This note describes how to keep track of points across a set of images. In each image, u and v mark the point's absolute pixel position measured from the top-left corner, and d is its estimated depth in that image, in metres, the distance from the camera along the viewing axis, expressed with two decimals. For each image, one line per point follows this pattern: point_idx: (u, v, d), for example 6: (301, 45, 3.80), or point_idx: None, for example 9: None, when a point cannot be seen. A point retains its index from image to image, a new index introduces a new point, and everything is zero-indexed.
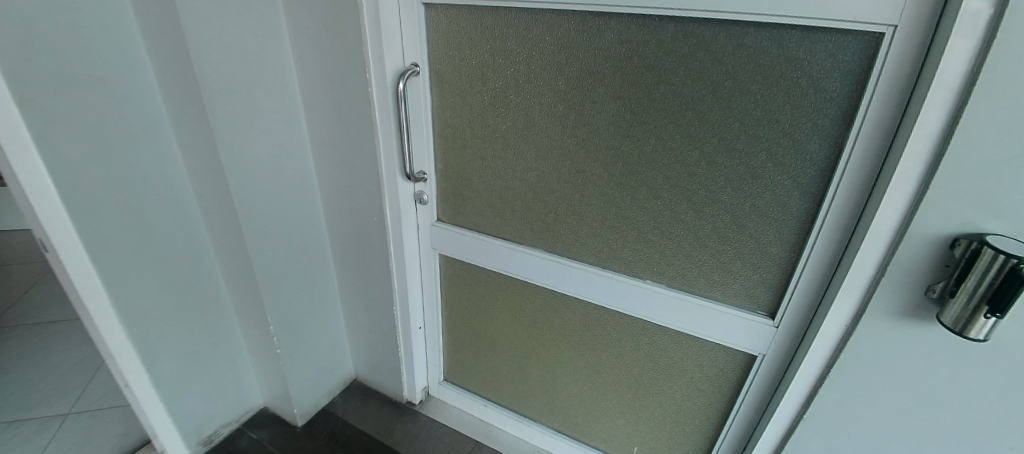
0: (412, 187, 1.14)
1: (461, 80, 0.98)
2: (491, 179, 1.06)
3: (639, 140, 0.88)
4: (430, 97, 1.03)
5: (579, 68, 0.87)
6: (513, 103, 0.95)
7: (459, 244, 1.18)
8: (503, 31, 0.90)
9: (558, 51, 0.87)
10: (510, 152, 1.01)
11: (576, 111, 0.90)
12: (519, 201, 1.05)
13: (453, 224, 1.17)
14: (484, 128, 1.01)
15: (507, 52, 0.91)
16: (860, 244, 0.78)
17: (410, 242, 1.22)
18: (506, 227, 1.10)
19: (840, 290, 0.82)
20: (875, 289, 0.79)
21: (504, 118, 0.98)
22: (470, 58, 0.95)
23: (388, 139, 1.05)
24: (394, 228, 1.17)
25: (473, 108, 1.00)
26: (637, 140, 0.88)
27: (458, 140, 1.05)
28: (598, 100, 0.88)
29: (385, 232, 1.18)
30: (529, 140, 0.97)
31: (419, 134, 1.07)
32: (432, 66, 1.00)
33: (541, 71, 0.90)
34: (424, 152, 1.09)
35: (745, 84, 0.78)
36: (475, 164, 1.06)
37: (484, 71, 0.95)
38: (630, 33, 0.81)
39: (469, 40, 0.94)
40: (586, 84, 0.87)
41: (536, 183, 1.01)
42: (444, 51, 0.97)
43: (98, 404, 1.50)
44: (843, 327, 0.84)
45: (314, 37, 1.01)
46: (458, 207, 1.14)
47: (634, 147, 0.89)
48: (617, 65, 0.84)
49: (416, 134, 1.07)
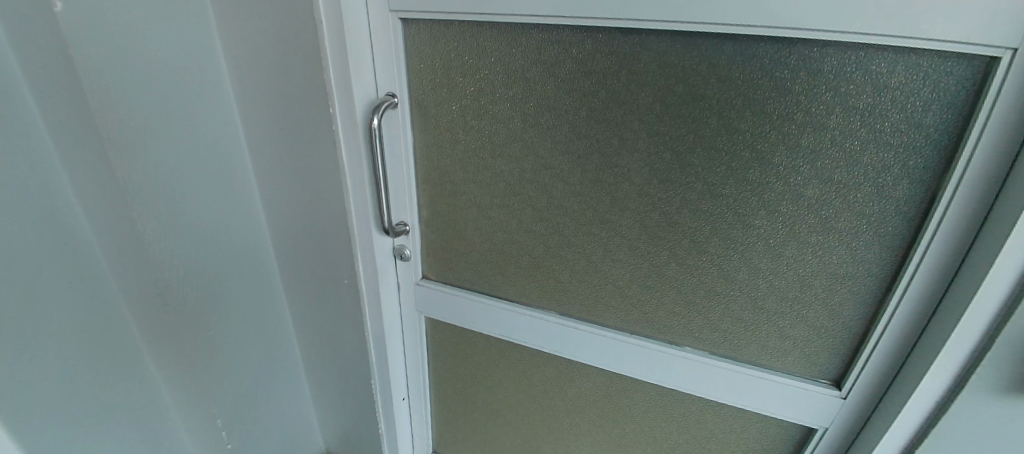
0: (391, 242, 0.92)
1: (452, 113, 0.78)
2: (491, 231, 0.86)
3: (681, 186, 0.70)
4: (411, 133, 0.82)
5: (605, 98, 0.69)
6: (519, 141, 0.76)
7: (450, 305, 0.97)
8: (507, 54, 0.71)
9: (579, 78, 0.69)
10: (516, 199, 0.81)
11: (601, 151, 0.72)
12: (527, 257, 0.86)
13: (441, 282, 0.97)
14: (482, 171, 0.81)
15: (513, 78, 0.72)
16: (960, 315, 0.62)
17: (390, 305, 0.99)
18: (510, 287, 0.91)
19: (929, 370, 0.66)
20: (976, 371, 0.63)
21: (507, 158, 0.78)
22: (463, 86, 0.76)
23: (360, 186, 0.83)
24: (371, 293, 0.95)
25: (468, 146, 0.80)
26: (679, 186, 0.70)
27: (447, 183, 0.85)
28: (630, 137, 0.70)
29: (360, 298, 0.96)
30: (540, 185, 0.78)
31: (396, 179, 0.86)
32: (413, 96, 0.79)
33: (557, 102, 0.71)
34: (404, 200, 0.88)
35: (819, 118, 0.62)
36: (470, 213, 0.86)
37: (481, 102, 0.76)
38: (674, 56, 0.64)
39: (461, 63, 0.74)
40: (614, 118, 0.69)
41: (548, 235, 0.82)
42: (429, 78, 0.77)
43: None
44: (931, 411, 0.68)
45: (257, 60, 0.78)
46: (448, 262, 0.94)
47: (675, 194, 0.71)
48: (655, 96, 0.66)
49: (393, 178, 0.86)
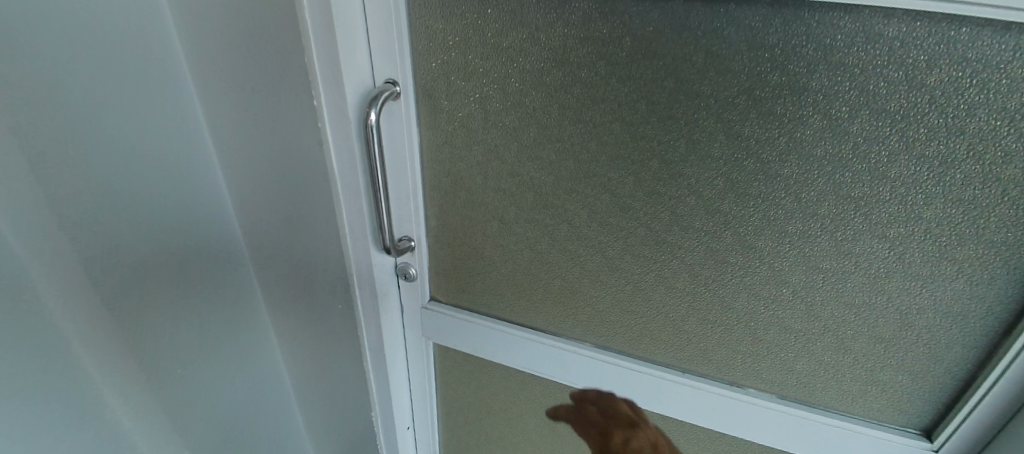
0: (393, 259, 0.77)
1: (468, 107, 0.61)
2: (515, 248, 0.71)
3: (763, 201, 0.55)
4: (417, 130, 0.65)
5: (671, 89, 0.52)
6: (556, 142, 0.60)
7: (461, 331, 0.82)
8: (543, 28, 0.53)
9: (640, 63, 0.52)
10: (549, 214, 0.66)
11: (662, 157, 0.56)
12: (559, 281, 0.71)
13: (452, 305, 0.82)
14: (505, 177, 0.65)
15: (551, 62, 0.55)
16: None
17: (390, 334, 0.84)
18: (537, 314, 0.76)
19: None
20: None
21: (538, 163, 0.62)
22: (483, 71, 0.58)
23: (356, 197, 0.67)
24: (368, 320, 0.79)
25: (488, 148, 0.64)
26: (761, 200, 0.55)
27: (461, 191, 0.69)
28: (702, 141, 0.54)
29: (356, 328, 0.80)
30: (579, 198, 0.63)
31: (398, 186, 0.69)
32: (415, 84, 0.62)
33: (608, 94, 0.55)
34: (407, 210, 0.72)
35: (975, 120, 0.46)
36: (489, 227, 0.70)
37: (507, 93, 0.59)
38: (775, 34, 0.47)
39: (481, 40, 0.56)
40: (684, 116, 0.53)
41: (585, 257, 0.67)
42: (437, 62, 0.59)
43: None
44: None
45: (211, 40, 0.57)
46: (461, 283, 0.79)
47: (754, 210, 0.56)
48: (742, 87, 0.50)
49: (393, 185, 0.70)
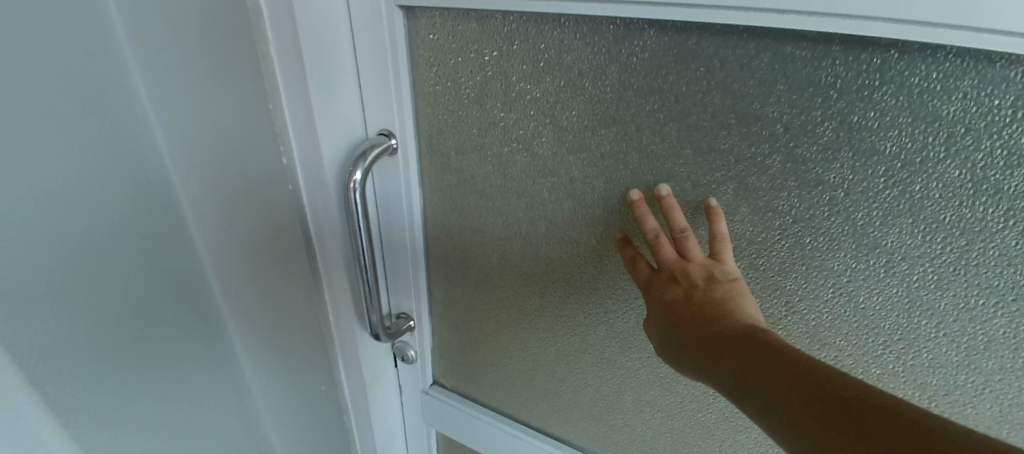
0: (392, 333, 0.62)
1: (484, 172, 0.46)
2: (539, 343, 0.56)
3: (898, 340, 0.37)
4: (421, 192, 0.51)
5: (775, 174, 0.35)
6: (599, 226, 0.44)
7: (466, 425, 0.68)
8: (591, 75, 0.37)
9: (732, 131, 0.35)
10: (585, 310, 0.50)
11: (749, 260, 0.39)
12: (591, 389, 0.55)
13: (456, 393, 0.67)
14: (530, 260, 0.50)
15: (599, 120, 0.39)
16: None
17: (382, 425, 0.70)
18: (561, 420, 0.60)
19: None
20: None
21: (573, 247, 0.47)
22: (506, 127, 0.43)
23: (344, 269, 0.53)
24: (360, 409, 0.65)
25: (509, 223, 0.49)
26: (895, 338, 0.37)
27: (474, 268, 0.54)
28: (816, 246, 0.36)
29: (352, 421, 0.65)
30: (626, 295, 0.47)
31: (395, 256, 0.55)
32: (414, 139, 0.47)
33: (677, 170, 0.38)
34: (406, 283, 0.57)
35: None
36: (507, 314, 0.56)
37: (537, 159, 0.43)
38: (969, 104, 0.28)
39: (503, 86, 0.41)
40: (790, 211, 0.36)
41: (627, 369, 0.51)
42: (446, 113, 0.45)
43: None
44: None
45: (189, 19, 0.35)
46: (469, 369, 0.64)
47: (883, 348, 0.38)
48: (894, 180, 0.32)
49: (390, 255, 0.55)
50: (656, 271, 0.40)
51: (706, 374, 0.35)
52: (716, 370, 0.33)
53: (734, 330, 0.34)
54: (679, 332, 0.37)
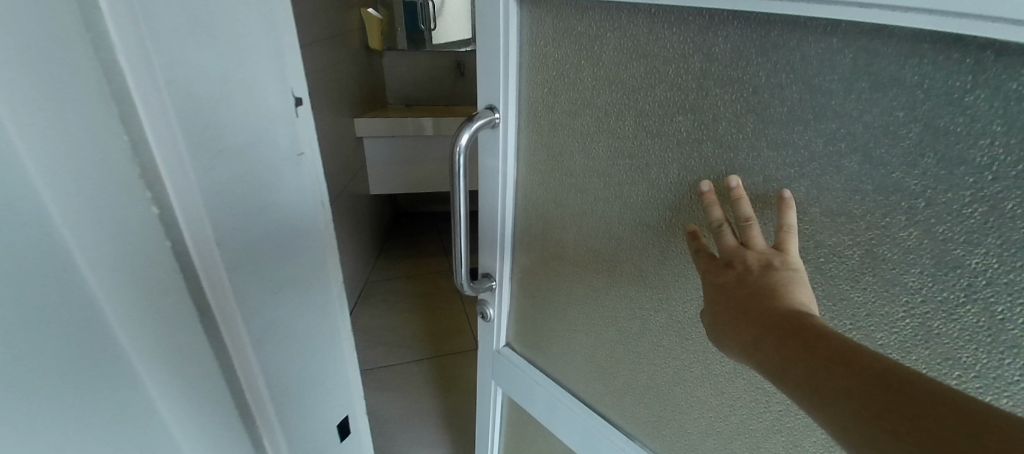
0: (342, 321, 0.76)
1: (568, 151, 0.51)
2: (600, 322, 0.59)
3: (975, 377, 0.34)
4: (517, 165, 0.58)
5: (851, 174, 0.34)
6: (668, 212, 0.46)
7: (526, 391, 0.73)
8: (675, 62, 0.40)
9: (809, 126, 0.35)
10: (647, 295, 0.52)
11: (816, 264, 0.39)
12: (645, 375, 0.57)
13: (524, 358, 0.73)
14: (601, 239, 0.53)
15: (679, 107, 0.41)
16: None
17: (310, 426, 0.75)
18: (612, 403, 0.63)
19: None
20: None
21: (642, 229, 0.49)
22: (596, 108, 0.47)
23: (276, 271, 0.60)
24: (300, 404, 0.70)
25: (584, 202, 0.52)
26: (971, 374, 0.34)
27: (550, 242, 0.59)
28: (890, 258, 0.35)
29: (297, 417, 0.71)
30: (690, 285, 0.47)
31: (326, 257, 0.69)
32: (516, 117, 0.54)
33: (751, 163, 0.39)
34: (493, 246, 0.65)
35: None
36: (573, 290, 0.60)
37: (617, 141, 0.47)
38: None
39: (594, 71, 0.45)
40: (864, 216, 0.35)
41: (682, 361, 0.52)
42: (543, 94, 0.51)
43: None
44: None
45: (127, 16, 0.39)
46: (537, 339, 0.70)
47: (957, 384, 0.35)
48: (985, 194, 0.29)
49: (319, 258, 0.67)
50: (714, 259, 0.41)
51: (747, 355, 0.36)
52: (759, 350, 0.34)
53: (773, 316, 0.35)
54: (728, 314, 0.38)
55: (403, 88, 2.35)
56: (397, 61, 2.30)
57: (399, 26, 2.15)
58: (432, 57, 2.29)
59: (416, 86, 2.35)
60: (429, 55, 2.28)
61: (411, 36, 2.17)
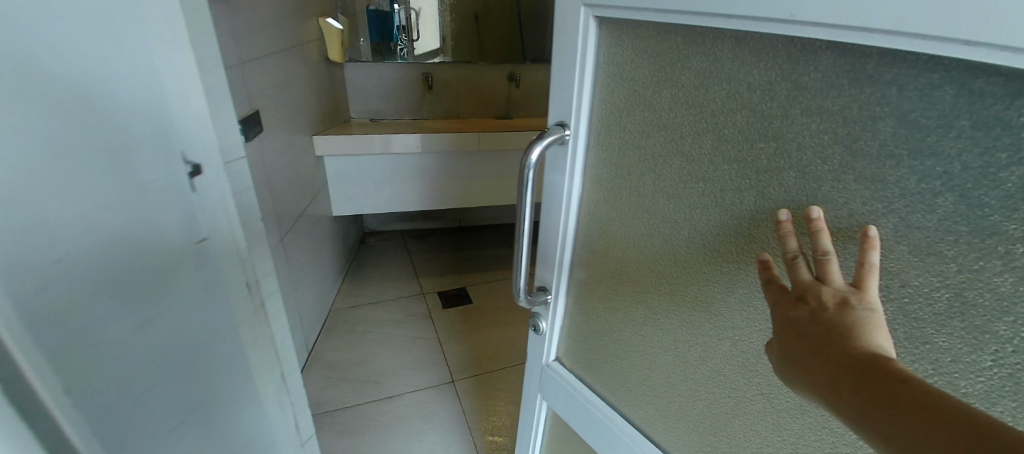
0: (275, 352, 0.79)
1: (637, 172, 0.52)
2: (656, 346, 0.58)
3: None
4: (583, 182, 0.59)
5: (945, 214, 0.33)
6: (739, 239, 0.45)
7: (573, 408, 0.73)
8: (760, 89, 0.40)
9: (902, 162, 0.34)
10: (709, 321, 0.51)
11: (897, 304, 0.37)
12: (701, 404, 0.56)
13: (574, 374, 0.73)
14: (664, 262, 0.53)
15: (760, 134, 0.41)
16: None
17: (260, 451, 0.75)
18: (664, 430, 0.62)
19: None
20: None
21: (711, 255, 0.48)
22: (671, 130, 0.47)
23: (172, 335, 0.57)
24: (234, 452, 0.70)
25: (650, 224, 0.53)
26: None
27: (610, 260, 0.60)
28: (980, 304, 0.33)
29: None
30: (759, 316, 0.46)
31: (240, 323, 0.68)
32: (586, 134, 0.55)
33: (835, 194, 0.38)
34: (552, 260, 0.67)
35: None
36: (630, 310, 0.60)
37: (690, 166, 0.47)
38: None
39: (673, 94, 0.46)
40: (955, 258, 0.34)
41: (743, 394, 0.51)
42: (617, 114, 0.52)
43: None
44: None
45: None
46: (587, 356, 0.70)
47: None
48: None
49: (235, 327, 0.67)
50: (787, 291, 0.40)
51: (821, 393, 0.35)
52: (833, 393, 0.34)
53: (848, 355, 0.34)
54: (800, 349, 0.38)
55: (366, 100, 2.33)
56: (361, 75, 2.27)
57: (363, 37, 2.16)
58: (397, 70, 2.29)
59: (378, 98, 2.33)
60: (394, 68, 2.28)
61: (377, 47, 2.21)
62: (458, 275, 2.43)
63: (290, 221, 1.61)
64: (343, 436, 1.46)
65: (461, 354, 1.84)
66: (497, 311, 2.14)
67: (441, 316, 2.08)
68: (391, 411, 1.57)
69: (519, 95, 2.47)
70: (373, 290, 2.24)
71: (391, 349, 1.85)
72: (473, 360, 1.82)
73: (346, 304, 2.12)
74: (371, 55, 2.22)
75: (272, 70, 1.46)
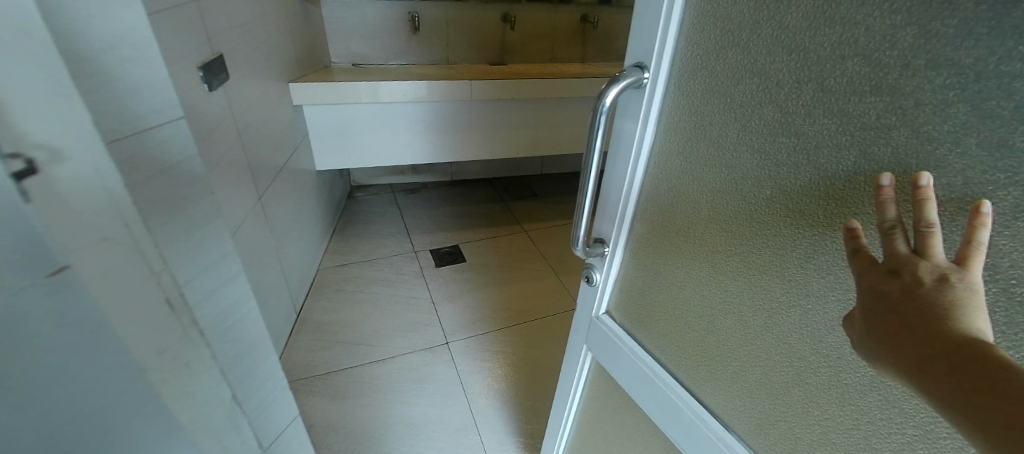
0: (239, 350, 0.71)
1: (721, 123, 0.49)
2: (717, 308, 0.57)
3: None
4: (656, 133, 0.56)
5: None
6: (828, 203, 0.42)
7: (621, 362, 0.74)
8: (879, 34, 0.35)
9: None
10: (781, 288, 0.49)
11: (1002, 286, 0.34)
12: (759, 371, 0.55)
13: (624, 329, 0.74)
14: (738, 222, 0.50)
15: (873, 86, 0.36)
16: None
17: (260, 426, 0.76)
18: (714, 392, 0.62)
19: None
20: None
21: (793, 217, 0.45)
22: (765, 77, 0.43)
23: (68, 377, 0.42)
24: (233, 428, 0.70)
25: (726, 180, 0.50)
26: None
27: (677, 217, 0.58)
28: None
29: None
30: (838, 286, 0.43)
31: (160, 339, 0.52)
32: (665, 79, 0.52)
33: (949, 160, 0.34)
34: (613, 213, 0.65)
35: None
36: (693, 270, 0.58)
37: (783, 118, 0.43)
38: None
39: (772, 37, 0.42)
40: None
41: (806, 364, 0.49)
42: (703, 59, 0.48)
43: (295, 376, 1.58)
44: None
45: None
46: (640, 312, 0.70)
47: None
48: None
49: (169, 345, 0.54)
50: (878, 264, 0.37)
51: (911, 372, 0.33)
52: (928, 373, 0.32)
53: (951, 337, 0.31)
54: (889, 326, 0.35)
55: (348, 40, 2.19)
56: (339, 12, 2.12)
57: None
58: (382, 10, 2.15)
59: (362, 40, 2.19)
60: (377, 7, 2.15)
61: None
62: (453, 234, 2.44)
63: (269, 177, 1.54)
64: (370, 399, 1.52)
65: (454, 315, 1.89)
66: (490, 272, 2.16)
67: (434, 274, 2.12)
68: (385, 374, 1.61)
69: (513, 37, 2.39)
70: (362, 249, 2.26)
71: (384, 309, 1.88)
72: (468, 321, 1.87)
73: (334, 263, 2.14)
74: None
75: (240, 9, 1.32)
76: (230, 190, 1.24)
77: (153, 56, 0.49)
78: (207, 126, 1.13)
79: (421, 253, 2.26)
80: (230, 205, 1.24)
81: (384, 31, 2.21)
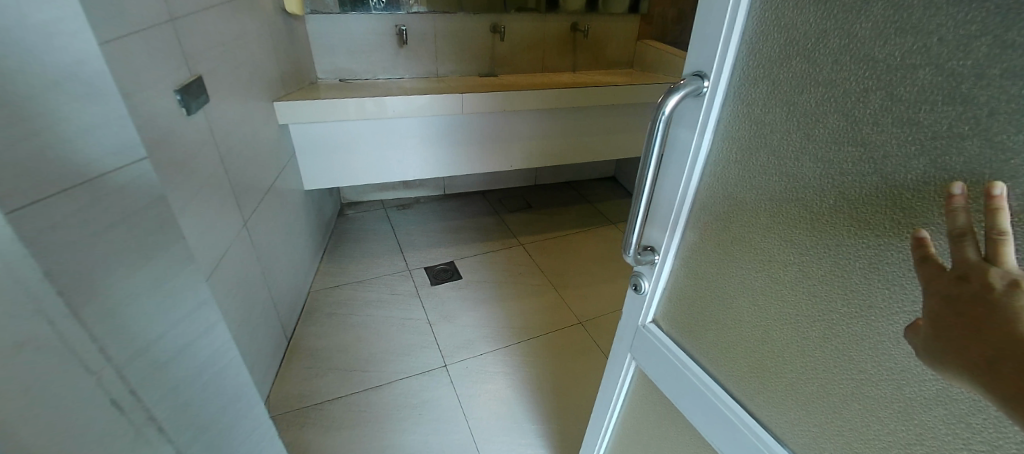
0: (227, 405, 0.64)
1: (783, 132, 0.50)
2: (772, 317, 0.57)
3: None
4: (713, 141, 0.57)
5: None
6: (892, 213, 0.42)
7: (668, 374, 0.74)
8: (954, 46, 0.36)
9: None
10: (842, 298, 0.49)
11: None
12: (816, 385, 0.54)
13: (671, 338, 0.74)
14: (799, 230, 0.51)
15: (946, 95, 0.37)
16: None
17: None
18: (767, 405, 0.61)
19: None
20: None
21: (857, 226, 0.45)
22: (832, 86, 0.44)
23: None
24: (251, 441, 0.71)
25: (787, 189, 0.51)
26: None
27: (734, 225, 0.58)
28: None
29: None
30: (903, 297, 0.43)
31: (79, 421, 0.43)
32: (725, 89, 0.54)
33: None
34: (664, 221, 0.66)
35: None
36: (748, 279, 0.59)
37: (847, 128, 0.44)
38: None
39: (841, 47, 0.43)
40: None
41: (868, 377, 0.48)
42: (767, 69, 0.50)
43: (322, 397, 1.63)
44: None
45: None
46: (689, 321, 0.70)
47: None
48: None
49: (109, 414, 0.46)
50: (948, 271, 0.36)
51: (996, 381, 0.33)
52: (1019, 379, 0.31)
53: None
54: (965, 333, 0.35)
55: (335, 58, 2.24)
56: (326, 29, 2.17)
57: None
58: (369, 25, 2.21)
59: (350, 55, 2.25)
60: (362, 24, 2.20)
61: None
62: (453, 251, 2.47)
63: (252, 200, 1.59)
64: (394, 423, 1.56)
65: (455, 335, 1.91)
66: (494, 289, 2.19)
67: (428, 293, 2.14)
68: (392, 400, 1.63)
69: (502, 49, 2.45)
70: (357, 269, 2.30)
71: (388, 332, 1.92)
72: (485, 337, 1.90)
73: (327, 284, 2.19)
74: (341, 7, 2.11)
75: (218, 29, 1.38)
76: (210, 209, 1.29)
77: (108, 89, 0.40)
78: (186, 146, 1.19)
79: (416, 270, 2.29)
80: (210, 228, 1.29)
81: (375, 48, 2.27)
